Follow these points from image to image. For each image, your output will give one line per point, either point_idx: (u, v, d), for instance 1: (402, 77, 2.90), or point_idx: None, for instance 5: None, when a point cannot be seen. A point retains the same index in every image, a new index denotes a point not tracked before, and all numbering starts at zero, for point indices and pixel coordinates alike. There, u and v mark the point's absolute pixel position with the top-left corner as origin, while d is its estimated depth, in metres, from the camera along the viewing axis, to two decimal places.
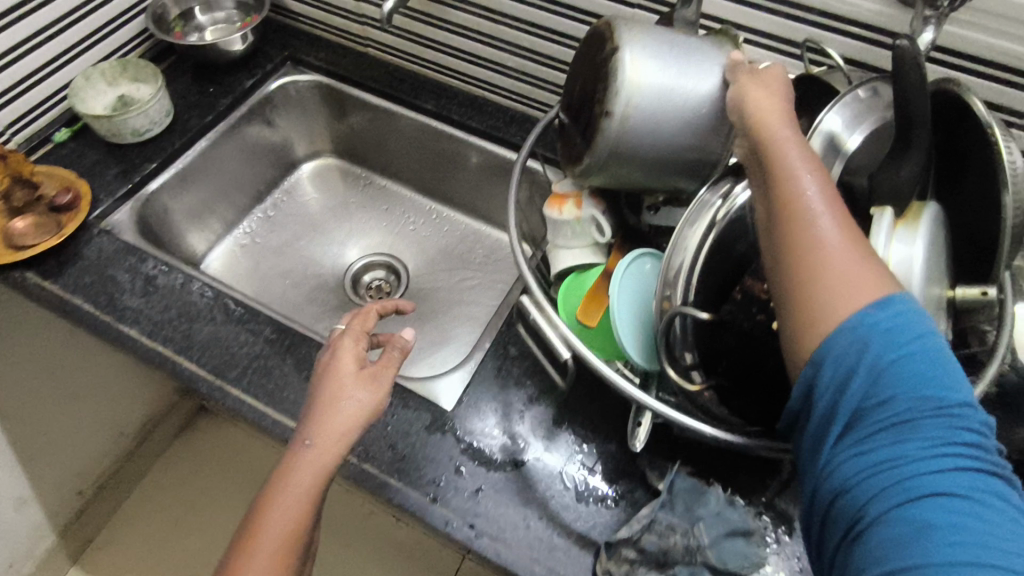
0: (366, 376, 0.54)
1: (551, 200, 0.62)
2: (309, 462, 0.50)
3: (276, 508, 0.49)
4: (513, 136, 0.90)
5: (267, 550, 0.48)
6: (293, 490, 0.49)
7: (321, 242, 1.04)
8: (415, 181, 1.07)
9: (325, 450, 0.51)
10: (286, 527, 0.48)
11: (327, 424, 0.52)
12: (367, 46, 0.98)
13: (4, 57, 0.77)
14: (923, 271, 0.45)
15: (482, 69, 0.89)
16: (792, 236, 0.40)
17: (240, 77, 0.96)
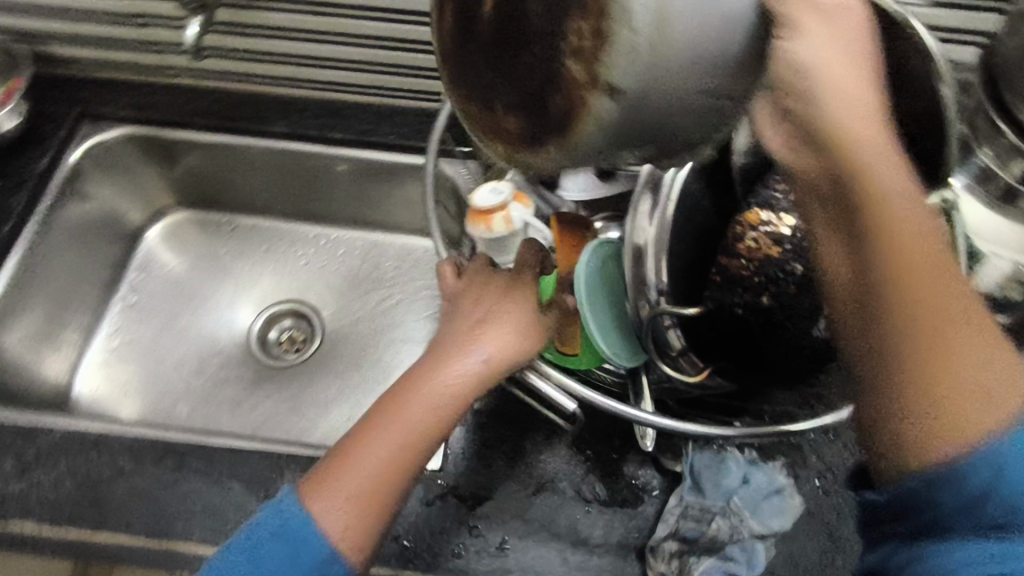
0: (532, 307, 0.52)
1: (475, 218, 0.55)
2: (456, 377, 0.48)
3: (410, 405, 0.47)
4: (388, 136, 0.78)
5: (380, 452, 0.46)
6: (430, 401, 0.47)
7: (204, 312, 0.89)
8: (289, 210, 0.93)
9: (479, 370, 0.48)
10: (409, 438, 0.46)
11: (495, 335, 0.49)
12: (176, 76, 0.82)
13: None
14: None
15: (326, 70, 0.77)
16: (923, 343, 0.34)
17: (27, 159, 0.77)
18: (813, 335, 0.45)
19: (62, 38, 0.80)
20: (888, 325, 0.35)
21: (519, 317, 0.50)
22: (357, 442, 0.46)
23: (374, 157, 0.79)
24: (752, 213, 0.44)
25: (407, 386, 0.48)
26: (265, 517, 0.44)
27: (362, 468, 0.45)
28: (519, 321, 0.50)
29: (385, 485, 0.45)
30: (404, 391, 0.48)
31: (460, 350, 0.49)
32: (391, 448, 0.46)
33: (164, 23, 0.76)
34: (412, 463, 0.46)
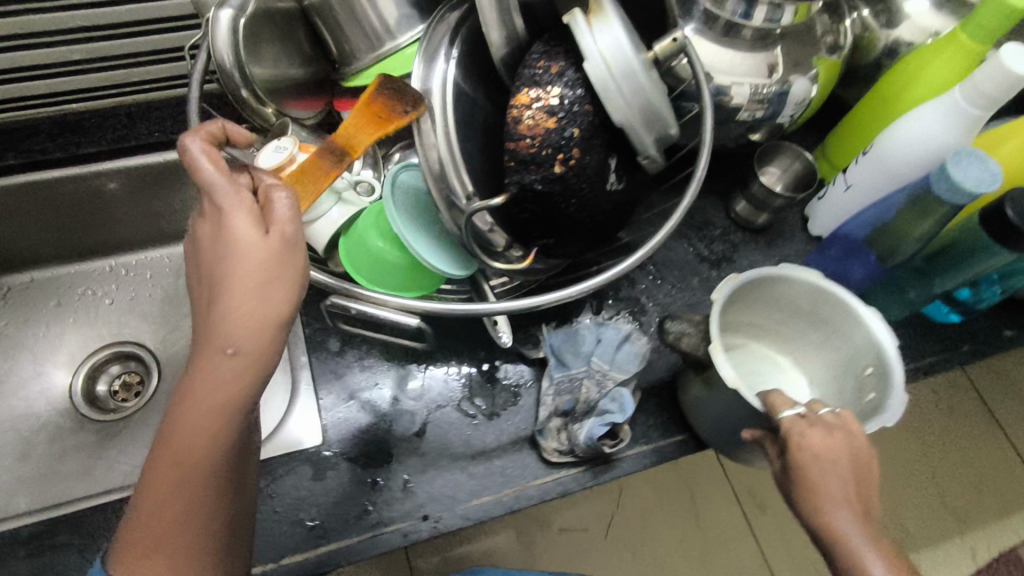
0: (277, 238, 0.38)
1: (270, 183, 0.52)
2: (225, 378, 0.38)
3: (181, 435, 0.39)
4: (148, 134, 0.72)
5: (173, 494, 0.40)
6: (202, 421, 0.38)
7: (6, 393, 0.77)
8: (65, 249, 0.82)
9: (245, 358, 0.38)
10: (189, 470, 0.39)
11: (241, 321, 0.37)
12: None
13: None
14: (634, 50, 0.45)
15: (40, 80, 0.65)
16: (801, 493, 0.45)
17: None
18: (608, 189, 0.50)
19: None
20: (792, 486, 0.46)
21: (263, 277, 0.38)
22: (151, 481, 0.40)
23: (147, 163, 0.73)
24: (522, 95, 0.46)
25: (174, 406, 0.39)
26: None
27: (157, 516, 0.40)
28: (271, 273, 0.38)
29: (203, 514, 0.41)
30: (176, 408, 0.39)
31: (211, 346, 0.38)
32: (181, 488, 0.40)
33: None
34: (210, 491, 0.40)
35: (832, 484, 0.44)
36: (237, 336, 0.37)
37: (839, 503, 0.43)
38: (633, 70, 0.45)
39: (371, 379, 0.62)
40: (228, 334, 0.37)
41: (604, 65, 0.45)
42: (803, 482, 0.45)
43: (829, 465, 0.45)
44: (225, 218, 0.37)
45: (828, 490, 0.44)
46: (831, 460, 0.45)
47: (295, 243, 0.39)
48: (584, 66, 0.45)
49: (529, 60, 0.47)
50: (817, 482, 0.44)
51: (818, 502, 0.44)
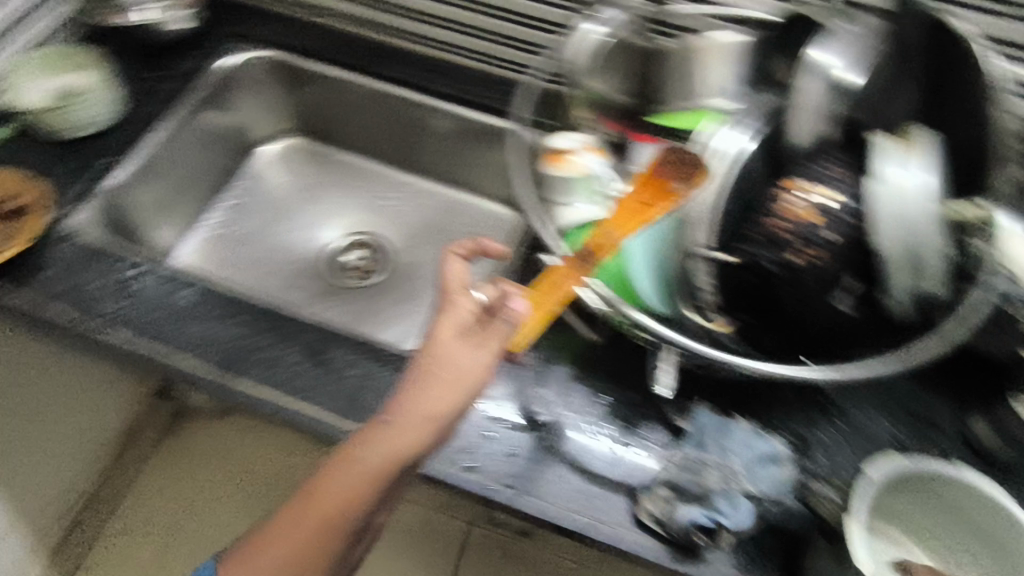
0: (466, 355, 0.49)
1: (550, 158, 0.64)
2: (388, 446, 0.47)
3: (318, 492, 0.47)
4: (485, 98, 0.90)
5: (286, 543, 0.46)
6: (342, 488, 0.47)
7: (293, 227, 1.00)
8: (383, 154, 1.03)
9: (406, 437, 0.47)
10: (308, 523, 0.46)
11: (411, 403, 0.48)
12: (322, 17, 0.95)
13: None
14: (931, 190, 0.45)
15: (449, 31, 0.90)
16: None
17: (184, 59, 0.90)
18: (833, 304, 0.49)
19: None
20: None
21: (443, 377, 0.48)
22: (273, 527, 0.47)
23: (469, 116, 0.90)
24: (798, 182, 0.49)
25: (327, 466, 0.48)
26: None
27: (264, 555, 0.47)
28: (456, 376, 0.48)
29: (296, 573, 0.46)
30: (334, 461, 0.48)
31: (387, 419, 0.48)
32: (294, 540, 0.46)
33: None
34: (312, 554, 0.46)
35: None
36: (409, 417, 0.47)
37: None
38: (925, 208, 0.44)
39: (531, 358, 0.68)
40: (404, 414, 0.47)
41: (891, 191, 0.45)
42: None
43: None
44: (440, 324, 0.50)
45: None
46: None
47: (484, 364, 0.49)
48: (868, 182, 0.46)
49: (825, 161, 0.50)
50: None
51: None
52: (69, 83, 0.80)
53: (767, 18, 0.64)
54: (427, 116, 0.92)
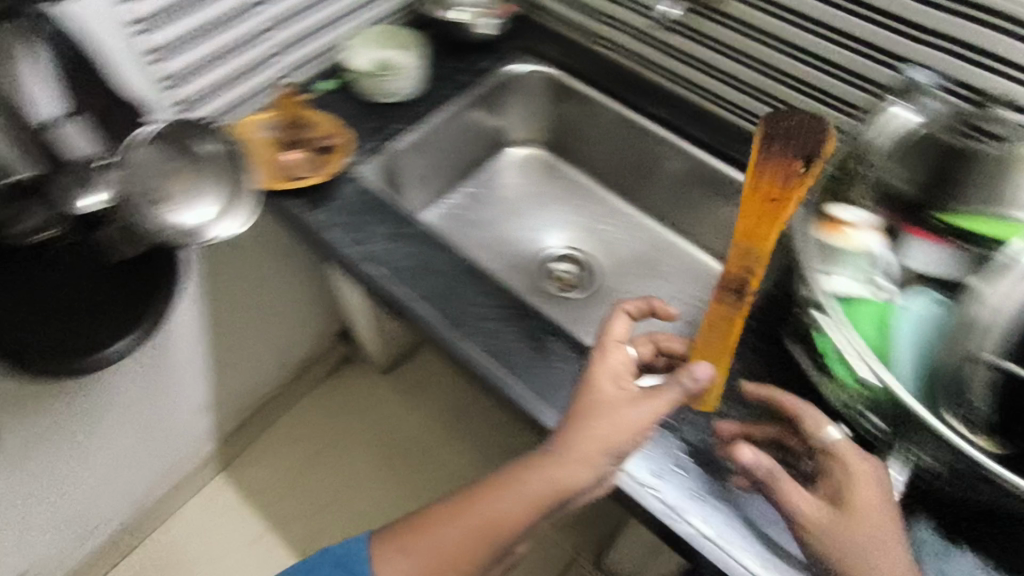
0: (635, 407, 0.58)
1: (827, 226, 0.63)
2: (554, 476, 0.58)
3: (496, 493, 0.60)
4: (744, 157, 0.90)
5: (464, 525, 0.60)
6: (516, 495, 0.59)
7: (516, 226, 1.08)
8: (614, 182, 1.08)
9: (571, 471, 0.57)
10: (485, 516, 0.59)
11: (582, 438, 0.58)
12: (601, 46, 0.99)
13: (298, 14, 0.85)
14: None
15: (725, 86, 0.88)
16: None
17: (480, 58, 1.00)
18: None
19: None
20: None
21: (613, 419, 0.58)
22: (454, 512, 0.61)
23: (724, 171, 0.91)
24: None
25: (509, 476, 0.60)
26: (371, 546, 0.63)
27: (443, 532, 0.60)
28: (621, 424, 0.58)
29: (468, 549, 0.59)
30: (503, 481, 0.60)
31: (554, 452, 0.58)
32: (469, 525, 0.59)
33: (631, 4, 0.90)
34: (482, 539, 0.59)
35: (886, 533, 0.52)
36: (576, 457, 0.57)
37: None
38: None
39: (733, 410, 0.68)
40: (572, 453, 0.58)
41: None
42: (863, 537, 0.51)
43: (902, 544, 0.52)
44: (608, 373, 0.61)
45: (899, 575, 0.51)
46: (892, 533, 0.52)
47: (648, 417, 0.58)
48: None
49: None
50: (889, 548, 0.51)
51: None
52: (392, 56, 0.91)
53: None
54: (677, 159, 0.95)
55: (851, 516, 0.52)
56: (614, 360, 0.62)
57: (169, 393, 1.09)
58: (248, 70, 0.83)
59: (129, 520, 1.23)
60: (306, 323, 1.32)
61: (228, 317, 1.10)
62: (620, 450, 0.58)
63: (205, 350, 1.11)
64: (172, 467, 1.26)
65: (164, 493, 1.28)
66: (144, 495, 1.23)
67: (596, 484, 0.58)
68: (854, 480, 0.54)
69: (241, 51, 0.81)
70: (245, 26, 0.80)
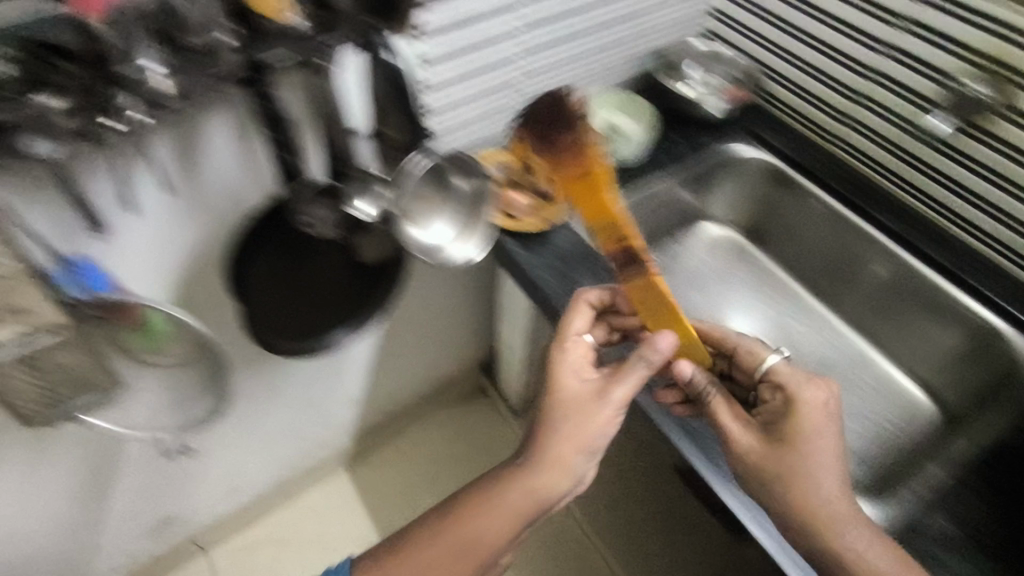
0: (586, 385, 0.66)
1: None
2: (534, 482, 0.65)
3: (480, 512, 0.66)
4: (985, 287, 0.83)
5: (442, 542, 0.67)
6: (511, 511, 0.66)
7: (699, 302, 1.06)
8: (811, 279, 1.05)
9: (547, 476, 0.65)
10: (467, 528, 0.66)
11: (569, 435, 0.65)
12: (833, 143, 0.97)
13: (549, 71, 0.91)
14: None
15: (976, 210, 0.83)
16: None
17: (704, 136, 1.00)
18: None
19: (781, 78, 0.98)
20: None
21: (584, 404, 0.65)
22: (425, 532, 0.67)
23: (954, 298, 0.85)
24: None
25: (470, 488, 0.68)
26: (349, 563, 0.68)
27: (426, 548, 0.66)
28: (581, 424, 0.65)
29: (456, 565, 0.66)
30: (485, 496, 0.67)
31: (537, 458, 0.66)
32: (448, 543, 0.66)
33: (881, 112, 0.87)
34: (465, 553, 0.66)
35: (827, 455, 0.60)
36: (553, 461, 0.65)
37: (861, 521, 0.57)
38: None
39: None
40: (548, 456, 0.65)
41: None
42: (793, 453, 0.60)
43: (838, 456, 0.60)
44: (569, 362, 0.67)
45: (842, 499, 0.58)
46: (839, 462, 0.60)
47: (587, 386, 0.66)
48: None
49: None
50: (801, 453, 0.60)
51: (814, 509, 0.58)
52: (616, 120, 0.96)
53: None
54: (898, 275, 0.90)
55: (802, 439, 0.60)
56: (574, 357, 0.68)
57: (334, 382, 1.15)
58: (495, 114, 0.89)
59: (263, 491, 1.31)
60: (459, 348, 1.37)
61: (402, 325, 1.16)
62: (594, 446, 0.66)
63: (373, 352, 1.17)
64: (309, 453, 1.33)
65: (296, 474, 1.35)
66: (281, 472, 1.31)
67: (573, 484, 0.67)
68: (816, 411, 0.62)
69: (490, 97, 0.87)
70: (501, 76, 0.86)
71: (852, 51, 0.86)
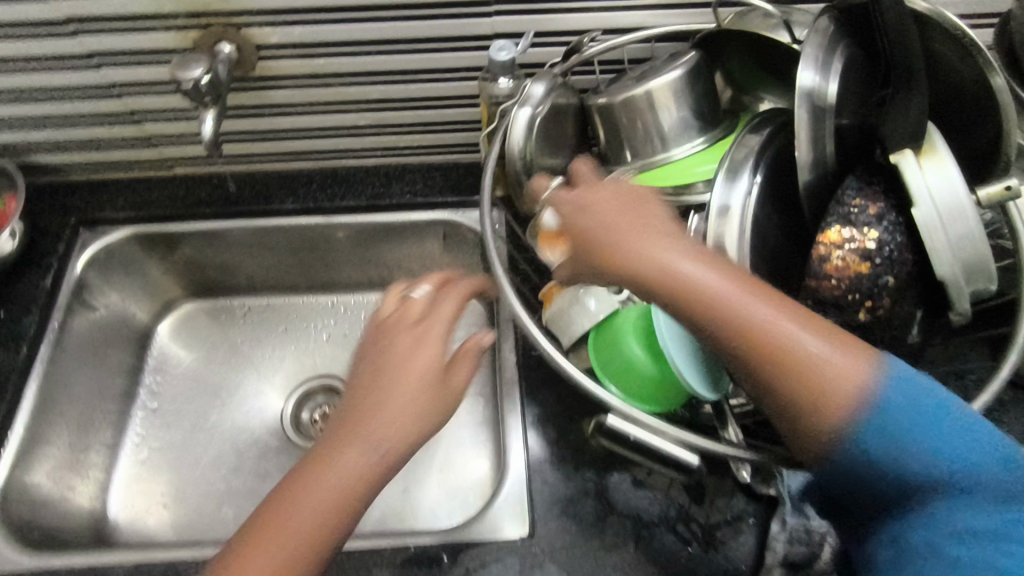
0: (435, 378, 0.50)
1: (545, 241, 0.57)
2: (329, 482, 0.44)
3: (262, 553, 0.42)
4: (399, 195, 0.77)
5: (301, 526, 0.43)
6: (319, 510, 0.44)
7: (230, 405, 0.83)
8: (297, 282, 0.89)
9: (392, 417, 0.47)
10: (364, 484, 0.45)
11: (394, 422, 0.47)
12: (170, 168, 0.78)
13: None
14: (940, 206, 0.42)
15: (326, 139, 0.74)
16: None
17: (30, 278, 0.72)
18: (906, 344, 0.45)
19: (43, 148, 0.74)
20: None
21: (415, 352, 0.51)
22: None
23: (388, 222, 0.77)
24: (831, 232, 0.43)
25: (272, 502, 0.44)
26: None
27: (304, 504, 0.44)
28: (394, 401, 0.48)
29: (342, 507, 0.44)
30: (317, 456, 0.46)
31: (332, 471, 0.45)
32: (324, 497, 0.44)
33: (162, 118, 0.71)
34: (349, 514, 0.44)
35: (626, 222, 0.43)
36: (335, 450, 0.45)
37: (661, 228, 0.43)
38: (961, 225, 0.42)
39: (547, 456, 0.63)
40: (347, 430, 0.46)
41: (935, 211, 0.42)
42: (611, 254, 0.43)
43: (614, 199, 0.45)
44: (401, 336, 0.52)
45: (651, 227, 0.43)
46: (631, 241, 0.42)
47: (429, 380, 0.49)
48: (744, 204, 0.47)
49: (844, 196, 0.44)
50: (602, 237, 0.44)
51: (607, 242, 0.43)
52: None
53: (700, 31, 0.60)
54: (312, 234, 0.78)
55: (585, 238, 0.45)
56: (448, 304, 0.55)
57: None
58: None
59: None
60: None
61: None
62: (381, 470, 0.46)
63: None
64: None
65: None
66: None
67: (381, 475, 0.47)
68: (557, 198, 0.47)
69: None
70: None
71: (70, 82, 0.66)
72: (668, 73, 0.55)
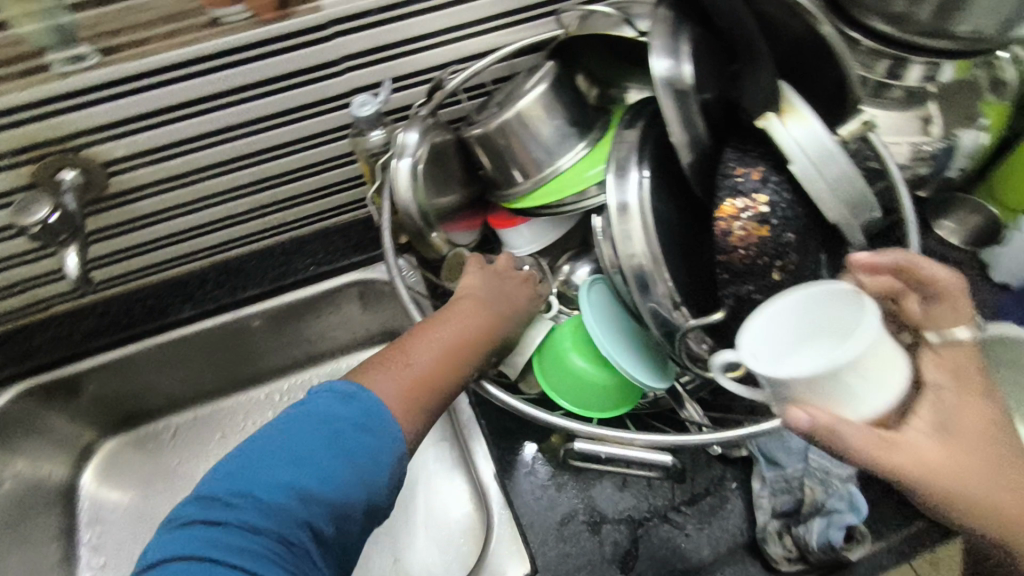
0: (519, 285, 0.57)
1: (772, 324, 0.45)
2: (449, 333, 0.51)
3: (401, 369, 0.48)
4: (303, 268, 0.73)
5: (420, 369, 0.48)
6: (430, 354, 0.49)
7: None
8: (219, 386, 0.84)
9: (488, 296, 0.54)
10: (471, 348, 0.51)
11: (496, 303, 0.54)
12: (45, 309, 0.71)
13: None
14: (814, 156, 0.44)
15: (210, 233, 0.70)
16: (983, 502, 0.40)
17: None
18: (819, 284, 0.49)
19: None
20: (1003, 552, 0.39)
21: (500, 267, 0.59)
22: None
23: (300, 297, 0.73)
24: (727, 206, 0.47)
25: (399, 346, 0.50)
26: None
27: (422, 349, 0.49)
28: (513, 290, 0.56)
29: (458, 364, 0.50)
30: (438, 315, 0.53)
31: (436, 329, 0.51)
32: (449, 339, 0.50)
33: (23, 261, 0.65)
34: (456, 369, 0.50)
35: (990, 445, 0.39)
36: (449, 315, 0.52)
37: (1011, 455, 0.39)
38: (836, 169, 0.44)
39: (527, 486, 0.62)
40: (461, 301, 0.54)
41: (809, 163, 0.44)
42: (989, 472, 0.38)
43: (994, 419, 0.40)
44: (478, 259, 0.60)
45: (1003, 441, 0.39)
46: (999, 459, 0.38)
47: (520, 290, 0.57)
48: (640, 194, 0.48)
49: (727, 168, 0.48)
50: (981, 452, 0.38)
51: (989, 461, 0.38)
52: None
53: (550, 39, 0.60)
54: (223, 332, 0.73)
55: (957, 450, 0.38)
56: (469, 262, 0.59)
57: None
58: None
59: None
60: None
61: None
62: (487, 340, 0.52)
63: None
64: None
65: None
66: None
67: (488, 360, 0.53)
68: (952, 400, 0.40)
69: None
70: None
71: None
72: (534, 87, 0.55)
